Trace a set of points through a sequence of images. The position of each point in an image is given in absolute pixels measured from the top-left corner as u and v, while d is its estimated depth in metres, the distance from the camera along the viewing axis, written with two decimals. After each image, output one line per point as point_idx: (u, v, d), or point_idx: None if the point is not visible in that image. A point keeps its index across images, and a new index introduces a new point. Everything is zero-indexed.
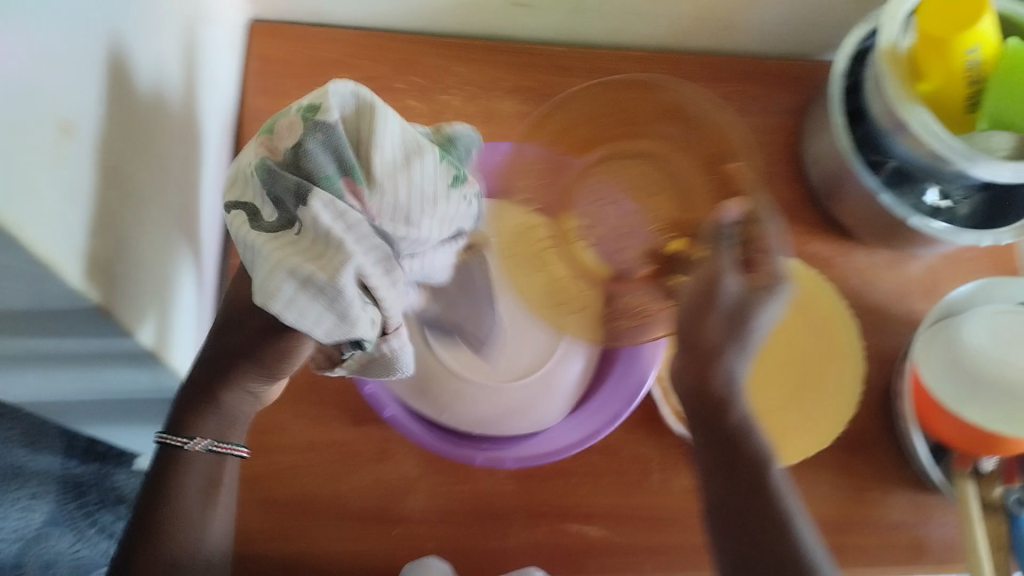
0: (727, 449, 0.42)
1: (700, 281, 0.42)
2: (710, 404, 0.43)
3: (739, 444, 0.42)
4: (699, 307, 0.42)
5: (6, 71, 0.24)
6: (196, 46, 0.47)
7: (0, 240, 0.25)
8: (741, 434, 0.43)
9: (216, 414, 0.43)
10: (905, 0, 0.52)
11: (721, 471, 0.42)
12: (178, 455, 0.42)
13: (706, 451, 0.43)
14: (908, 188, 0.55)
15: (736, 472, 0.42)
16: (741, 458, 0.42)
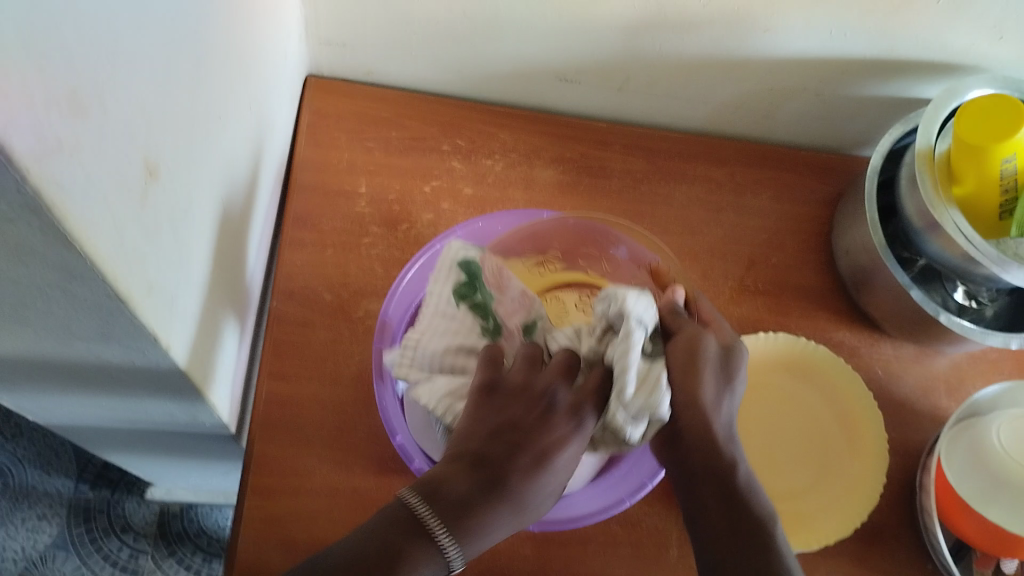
0: (730, 507, 0.44)
1: (686, 347, 0.47)
2: (710, 463, 0.46)
3: (745, 502, 0.44)
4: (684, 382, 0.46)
5: (113, 118, 0.25)
6: (261, 97, 0.49)
7: (85, 272, 0.26)
8: (747, 490, 0.45)
9: (455, 501, 0.39)
10: (943, 107, 0.54)
11: (730, 527, 0.44)
12: (416, 507, 0.38)
13: (713, 506, 0.45)
14: (935, 284, 0.57)
15: (741, 524, 0.44)
16: (743, 515, 0.44)
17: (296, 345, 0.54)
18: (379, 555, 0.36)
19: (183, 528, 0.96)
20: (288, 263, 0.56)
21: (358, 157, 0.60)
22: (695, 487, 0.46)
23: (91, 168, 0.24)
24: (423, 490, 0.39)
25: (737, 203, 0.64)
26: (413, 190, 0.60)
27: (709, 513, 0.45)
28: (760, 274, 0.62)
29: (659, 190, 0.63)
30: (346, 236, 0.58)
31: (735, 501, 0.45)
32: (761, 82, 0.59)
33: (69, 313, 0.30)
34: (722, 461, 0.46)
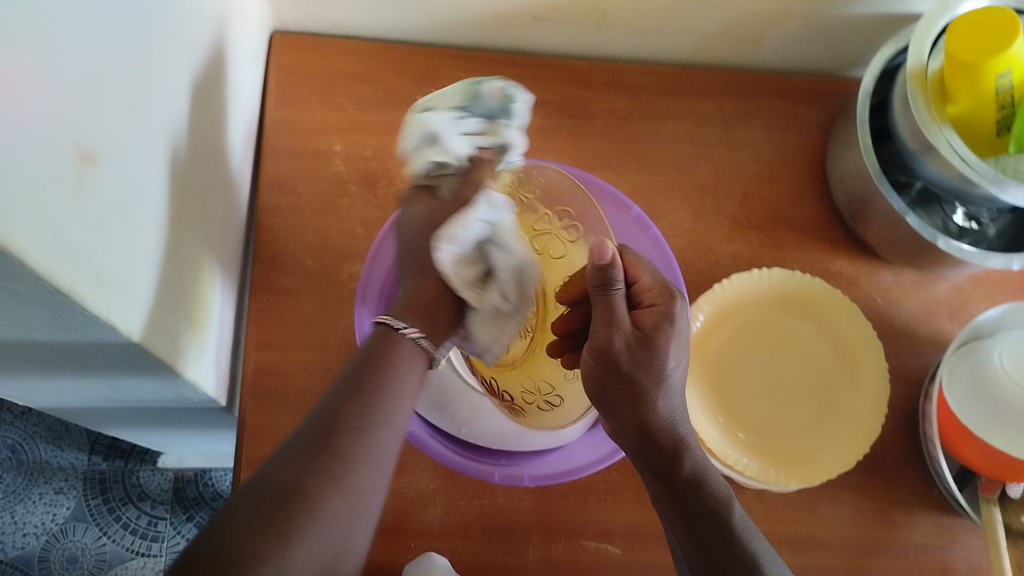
0: (679, 502, 0.44)
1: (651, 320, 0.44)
2: (652, 462, 0.44)
3: (696, 492, 0.43)
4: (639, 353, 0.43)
5: (31, 108, 0.24)
6: (221, 64, 0.47)
7: (22, 272, 0.25)
8: (692, 486, 0.43)
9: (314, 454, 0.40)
10: (934, 23, 0.51)
11: (680, 517, 0.43)
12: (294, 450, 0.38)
13: (669, 510, 0.44)
14: (933, 208, 0.55)
15: (698, 533, 0.42)
16: (693, 516, 0.43)
17: (281, 312, 0.54)
18: (357, 365, 0.41)
19: (199, 492, 0.97)
20: (267, 229, 0.55)
21: (331, 115, 0.58)
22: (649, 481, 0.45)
23: (9, 166, 0.23)
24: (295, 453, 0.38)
25: (726, 135, 0.62)
26: (390, 146, 0.58)
27: (664, 512, 0.45)
28: (753, 208, 0.60)
29: (645, 127, 0.61)
30: (325, 198, 0.56)
31: (680, 497, 0.44)
32: (745, 8, 0.56)
33: (22, 310, 0.29)
34: (659, 458, 0.44)
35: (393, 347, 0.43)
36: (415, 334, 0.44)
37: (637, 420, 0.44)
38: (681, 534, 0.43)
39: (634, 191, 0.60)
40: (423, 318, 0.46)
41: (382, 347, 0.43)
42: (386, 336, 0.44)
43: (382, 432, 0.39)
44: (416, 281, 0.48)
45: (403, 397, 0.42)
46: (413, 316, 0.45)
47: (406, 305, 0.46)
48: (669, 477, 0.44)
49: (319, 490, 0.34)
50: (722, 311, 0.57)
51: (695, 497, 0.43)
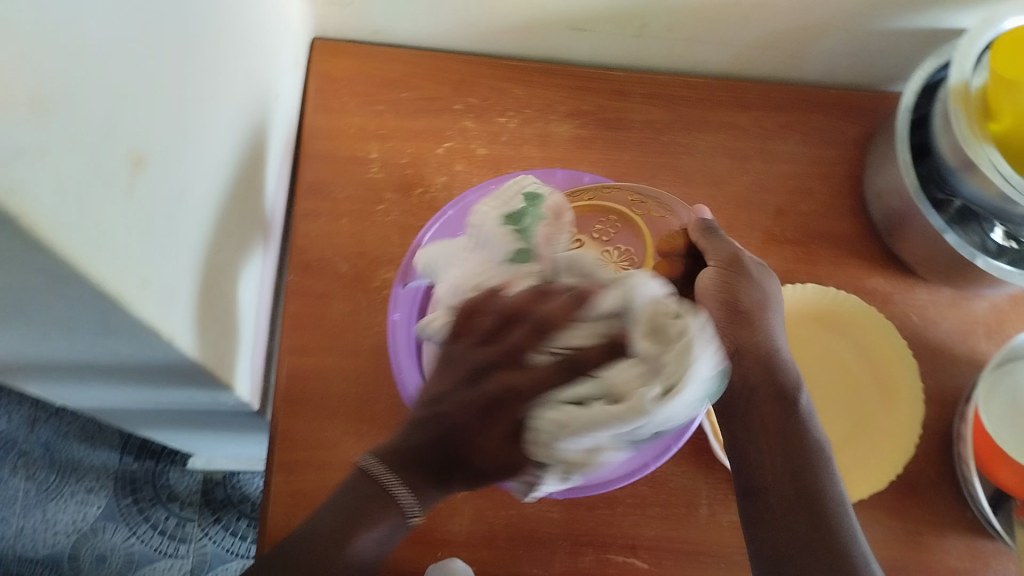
0: (788, 421, 0.47)
1: (725, 263, 0.49)
2: (771, 382, 0.48)
3: (802, 424, 0.47)
4: (726, 293, 0.49)
5: (85, 116, 0.25)
6: (263, 74, 0.48)
7: (74, 275, 0.25)
8: (805, 415, 0.47)
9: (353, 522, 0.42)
10: (977, 41, 0.51)
11: (784, 448, 0.46)
12: (363, 477, 0.44)
13: (772, 431, 0.47)
14: (972, 225, 0.54)
15: (795, 452, 0.46)
16: (795, 443, 0.46)
17: (315, 317, 0.54)
18: (353, 502, 0.43)
19: (227, 495, 0.98)
20: (302, 234, 0.56)
21: (368, 122, 0.59)
22: (731, 416, 0.49)
23: (62, 172, 0.23)
24: (377, 459, 0.44)
25: (762, 148, 0.61)
26: (426, 153, 0.58)
27: (760, 432, 0.47)
28: (789, 222, 0.60)
29: (680, 139, 0.61)
30: (360, 205, 0.57)
31: (787, 419, 0.47)
32: (784, 21, 0.56)
33: (66, 313, 0.30)
34: (784, 380, 0.48)
35: (378, 515, 0.43)
36: (404, 501, 0.43)
37: (742, 339, 0.49)
38: (781, 460, 0.46)
39: None
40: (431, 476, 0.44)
41: (364, 499, 0.43)
42: (365, 479, 0.44)
43: (373, 543, 0.42)
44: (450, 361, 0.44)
45: (381, 534, 0.43)
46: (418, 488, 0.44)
47: (401, 462, 0.43)
48: (789, 399, 0.47)
49: (337, 553, 0.41)
50: None
51: (802, 425, 0.47)
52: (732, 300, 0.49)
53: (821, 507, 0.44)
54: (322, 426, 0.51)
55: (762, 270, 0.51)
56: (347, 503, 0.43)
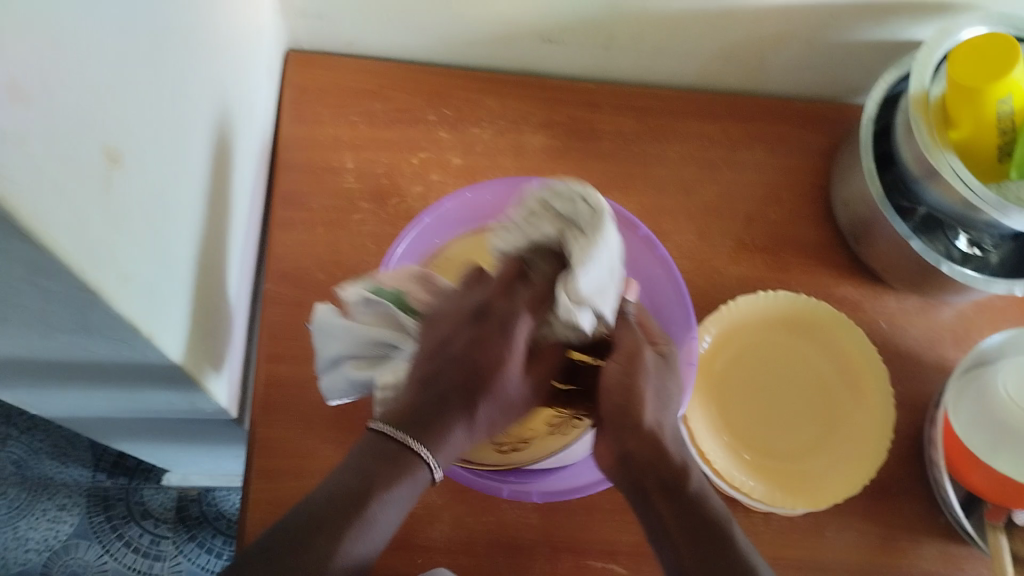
0: (682, 513, 0.43)
1: (623, 360, 0.47)
2: (659, 473, 0.45)
3: (700, 508, 0.43)
4: (620, 394, 0.46)
5: (63, 114, 0.25)
6: (237, 83, 0.48)
7: (51, 265, 0.26)
8: (697, 500, 0.44)
9: (384, 480, 0.41)
10: (935, 51, 0.52)
11: (686, 536, 0.42)
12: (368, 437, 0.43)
13: (672, 528, 0.43)
14: (936, 234, 0.55)
15: (699, 536, 0.42)
16: (693, 517, 0.43)
17: (292, 325, 0.54)
18: (350, 487, 0.40)
19: (202, 511, 0.97)
20: (278, 243, 0.56)
21: (344, 132, 0.59)
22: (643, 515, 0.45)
23: (40, 161, 0.24)
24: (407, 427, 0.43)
25: (732, 159, 0.63)
26: (401, 163, 0.59)
27: (665, 533, 0.43)
28: (759, 231, 0.61)
29: (652, 150, 0.62)
30: (336, 214, 0.57)
31: (681, 508, 0.43)
32: (750, 32, 0.57)
33: (44, 308, 0.30)
34: (668, 466, 0.45)
35: (396, 476, 0.41)
36: (433, 465, 0.42)
37: (642, 433, 0.46)
38: (685, 546, 0.42)
39: (641, 212, 0.61)
40: (456, 447, 0.44)
41: (377, 462, 0.41)
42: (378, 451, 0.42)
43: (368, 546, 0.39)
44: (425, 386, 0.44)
45: (395, 512, 0.41)
46: (443, 443, 0.43)
47: (419, 425, 0.43)
48: (676, 488, 0.44)
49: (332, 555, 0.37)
50: (729, 334, 0.58)
51: (700, 508, 0.43)
52: (624, 402, 0.46)
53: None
54: (300, 434, 0.51)
55: (665, 372, 0.48)
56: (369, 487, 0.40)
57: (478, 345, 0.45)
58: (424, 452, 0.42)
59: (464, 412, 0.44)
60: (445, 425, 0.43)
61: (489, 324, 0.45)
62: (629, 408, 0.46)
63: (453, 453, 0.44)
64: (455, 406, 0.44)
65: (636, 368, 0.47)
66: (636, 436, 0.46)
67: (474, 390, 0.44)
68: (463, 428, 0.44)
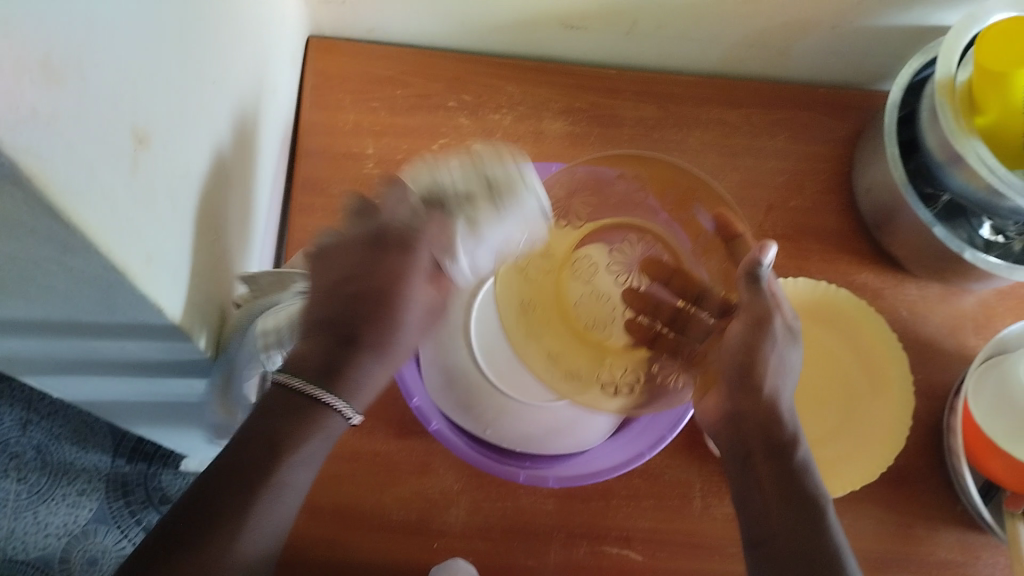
0: (784, 480, 0.44)
1: (749, 323, 0.46)
2: (767, 436, 0.46)
3: (800, 479, 0.44)
4: (744, 353, 0.46)
5: (96, 96, 0.25)
6: (261, 69, 0.48)
7: (80, 245, 0.26)
8: (801, 470, 0.45)
9: (303, 419, 0.43)
10: (962, 36, 0.52)
11: (781, 502, 0.44)
12: (281, 389, 0.44)
13: (769, 490, 0.44)
14: (959, 221, 0.56)
15: (793, 506, 0.43)
16: (792, 483, 0.44)
17: None
18: (270, 436, 0.42)
19: None
20: (297, 228, 0.56)
21: (364, 119, 0.59)
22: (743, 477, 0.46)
23: (72, 140, 0.24)
24: (322, 386, 0.44)
25: (753, 146, 0.62)
26: (420, 149, 0.59)
27: (760, 491, 0.45)
28: (780, 218, 0.61)
29: (672, 136, 0.62)
30: (355, 199, 0.57)
31: (785, 475, 0.44)
32: (774, 18, 0.57)
33: (71, 288, 0.30)
34: (778, 434, 0.46)
35: (305, 430, 0.43)
36: (345, 412, 0.45)
37: (752, 407, 0.46)
38: (777, 511, 0.43)
39: None
40: (373, 385, 0.47)
41: (285, 418, 0.43)
42: (297, 404, 0.43)
43: (278, 517, 0.42)
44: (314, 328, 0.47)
45: (308, 473, 0.43)
46: (357, 392, 0.46)
47: (328, 375, 0.45)
48: (784, 457, 0.45)
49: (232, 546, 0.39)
50: None
51: (801, 479, 0.44)
52: (744, 362, 0.46)
53: (800, 547, 0.42)
54: None
55: (791, 342, 0.47)
56: (273, 441, 0.42)
57: (377, 303, 0.47)
58: (335, 403, 0.44)
59: (371, 343, 0.47)
60: (346, 375, 0.45)
61: (370, 299, 0.47)
62: (745, 371, 0.46)
63: (374, 387, 0.47)
64: (365, 332, 0.47)
65: (762, 333, 0.46)
66: (752, 398, 0.46)
67: (354, 341, 0.46)
68: (371, 363, 0.47)
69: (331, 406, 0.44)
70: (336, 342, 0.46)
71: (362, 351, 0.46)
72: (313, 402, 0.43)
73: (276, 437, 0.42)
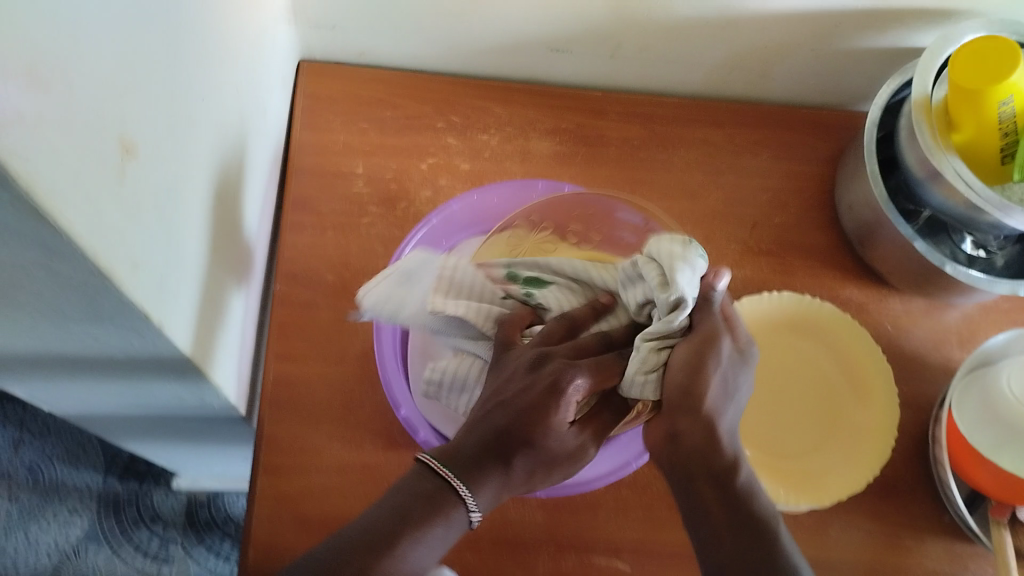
0: (731, 506, 0.42)
1: (696, 342, 0.42)
2: (707, 466, 0.42)
3: (746, 505, 0.42)
4: (686, 373, 0.42)
5: (82, 103, 0.26)
6: (252, 88, 0.50)
7: (66, 249, 0.27)
8: (746, 495, 0.42)
9: (434, 509, 0.40)
10: (937, 56, 0.53)
11: (736, 531, 0.41)
12: (453, 500, 0.41)
13: (717, 517, 0.42)
14: (942, 237, 0.56)
15: (743, 532, 0.41)
16: (742, 508, 0.42)
17: (303, 325, 0.55)
18: (393, 516, 0.40)
19: (212, 516, 0.98)
20: (288, 246, 0.57)
21: (354, 139, 0.61)
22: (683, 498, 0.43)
23: (58, 146, 0.25)
24: (473, 484, 0.41)
25: (737, 165, 0.63)
26: (410, 169, 0.60)
27: (707, 517, 0.42)
28: (764, 235, 0.62)
29: (658, 155, 0.63)
30: (346, 217, 0.58)
31: (730, 503, 0.42)
32: (755, 41, 0.58)
33: (58, 292, 0.31)
34: (718, 460, 0.42)
35: (428, 515, 0.40)
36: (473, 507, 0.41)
37: (688, 429, 0.42)
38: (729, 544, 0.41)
39: None
40: (502, 488, 0.42)
41: (419, 502, 0.41)
42: (435, 498, 0.41)
43: None
44: (473, 432, 0.43)
45: (430, 557, 0.40)
46: (483, 482, 0.41)
47: (464, 469, 0.41)
48: (728, 481, 0.42)
49: None
50: None
51: (749, 504, 0.42)
52: (686, 383, 0.42)
53: None
54: (308, 432, 0.52)
55: (741, 364, 0.44)
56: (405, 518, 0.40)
57: (535, 413, 0.41)
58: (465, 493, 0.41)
59: (516, 474, 0.42)
60: (478, 473, 0.41)
61: (553, 399, 0.41)
62: (691, 396, 0.41)
63: (497, 492, 0.42)
64: (516, 457, 0.42)
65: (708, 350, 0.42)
66: (688, 419, 0.42)
67: (515, 455, 0.42)
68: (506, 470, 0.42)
69: (461, 504, 0.41)
70: (501, 453, 0.42)
71: (511, 459, 0.42)
72: (449, 492, 0.41)
73: (410, 517, 0.40)
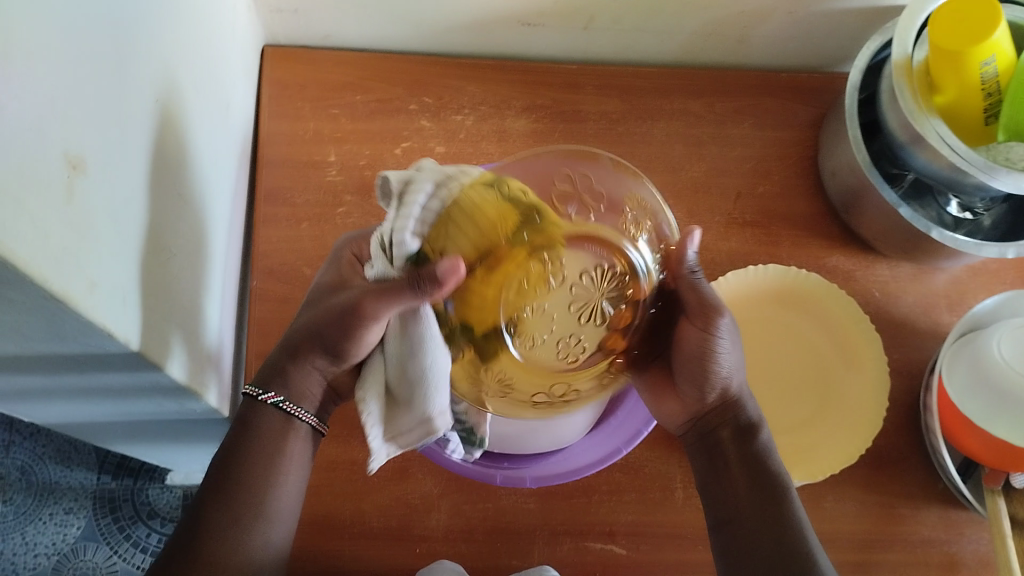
0: (748, 462, 0.47)
1: (697, 323, 0.46)
2: (728, 421, 0.49)
3: (764, 463, 0.47)
4: (698, 357, 0.47)
5: (20, 127, 0.25)
6: (211, 82, 0.48)
7: (13, 279, 0.25)
8: (764, 453, 0.48)
9: (292, 382, 0.46)
10: (917, 14, 0.51)
11: (749, 483, 0.47)
12: (252, 403, 0.45)
13: (733, 472, 0.48)
14: (927, 200, 0.55)
15: (756, 484, 0.47)
16: (759, 466, 0.47)
17: (282, 321, 0.54)
18: (233, 434, 0.45)
19: None
20: (263, 240, 0.56)
21: (324, 126, 0.59)
22: (707, 456, 0.49)
23: None
24: (269, 387, 0.46)
25: (717, 134, 0.62)
26: (384, 155, 0.59)
27: (728, 477, 0.48)
28: (748, 206, 0.61)
29: (637, 128, 0.61)
30: (321, 208, 0.57)
31: (746, 457, 0.48)
32: (730, 6, 0.57)
33: (17, 319, 0.30)
34: (738, 418, 0.48)
35: (264, 445, 0.45)
36: (306, 417, 0.47)
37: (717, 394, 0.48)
38: (744, 496, 0.46)
39: None
40: (316, 383, 0.47)
41: (243, 434, 0.45)
42: (246, 416, 0.45)
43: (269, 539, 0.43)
44: (308, 334, 0.45)
45: (294, 481, 0.46)
46: (298, 385, 0.46)
47: (269, 375, 0.46)
48: (748, 437, 0.48)
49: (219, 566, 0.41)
50: None
51: (763, 463, 0.47)
52: (697, 363, 0.47)
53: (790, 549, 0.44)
54: None
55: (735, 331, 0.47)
56: (257, 449, 0.44)
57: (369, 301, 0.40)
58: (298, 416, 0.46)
59: (315, 363, 0.46)
60: (278, 373, 0.46)
61: (359, 318, 0.41)
62: (703, 366, 0.47)
63: (314, 389, 0.47)
64: (314, 356, 0.45)
65: (709, 330, 0.46)
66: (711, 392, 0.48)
67: (332, 351, 0.44)
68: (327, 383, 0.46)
69: (310, 404, 0.47)
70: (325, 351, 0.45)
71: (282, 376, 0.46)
72: (257, 404, 0.45)
73: (256, 440, 0.44)
